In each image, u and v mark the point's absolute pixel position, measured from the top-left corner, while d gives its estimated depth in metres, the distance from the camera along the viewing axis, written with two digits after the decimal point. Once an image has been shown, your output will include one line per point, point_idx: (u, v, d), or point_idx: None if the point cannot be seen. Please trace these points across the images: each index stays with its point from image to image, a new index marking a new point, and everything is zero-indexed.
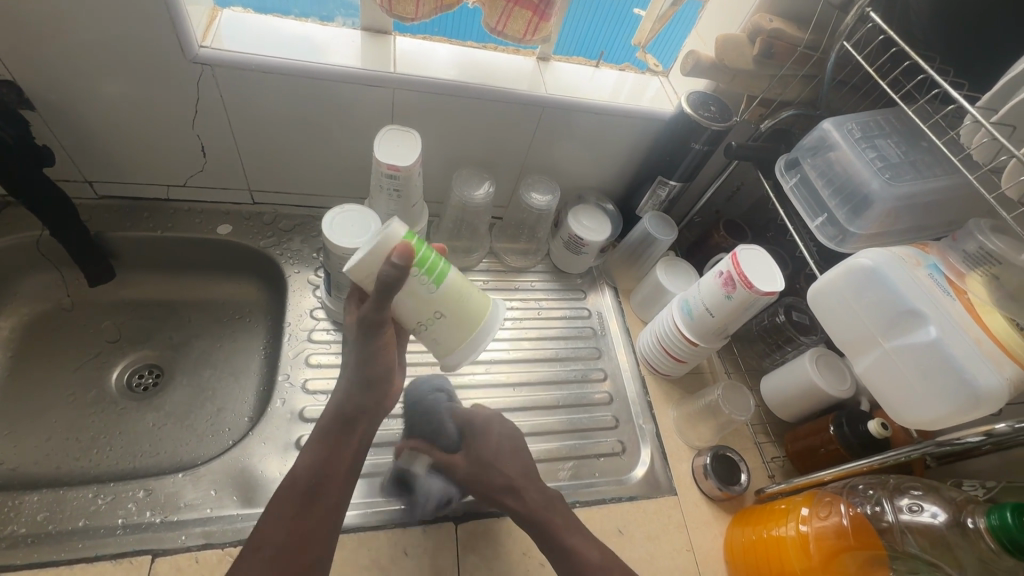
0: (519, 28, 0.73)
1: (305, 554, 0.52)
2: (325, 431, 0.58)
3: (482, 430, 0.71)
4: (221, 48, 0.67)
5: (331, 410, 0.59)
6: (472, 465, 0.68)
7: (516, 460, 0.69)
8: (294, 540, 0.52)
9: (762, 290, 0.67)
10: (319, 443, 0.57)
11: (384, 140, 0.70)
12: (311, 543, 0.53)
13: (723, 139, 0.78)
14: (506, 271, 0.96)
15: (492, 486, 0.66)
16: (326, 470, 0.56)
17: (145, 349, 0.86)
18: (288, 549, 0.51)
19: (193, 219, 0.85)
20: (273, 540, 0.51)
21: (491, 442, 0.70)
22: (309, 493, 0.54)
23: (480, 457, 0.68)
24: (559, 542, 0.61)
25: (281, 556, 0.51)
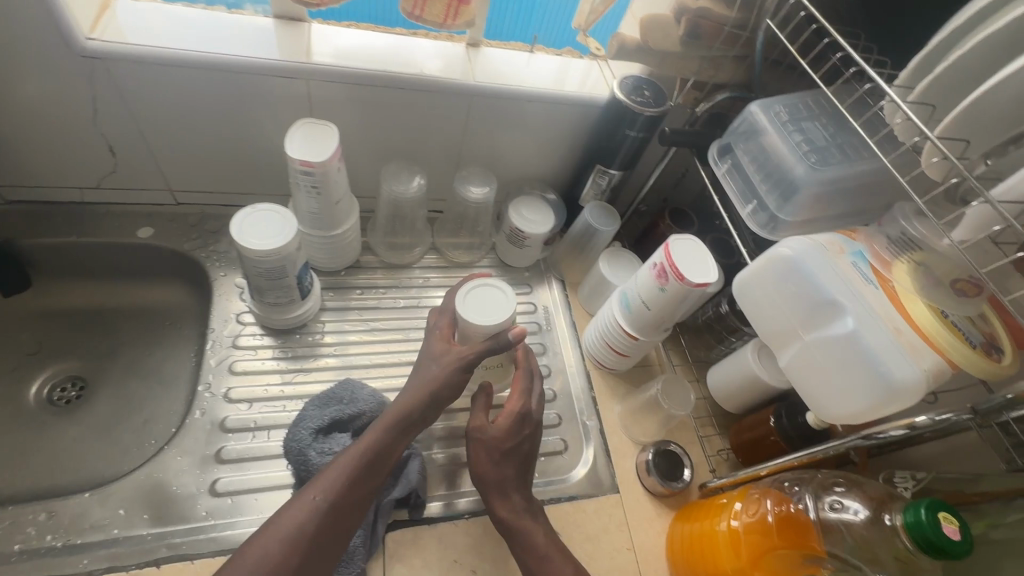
0: (439, 11, 0.69)
1: (344, 522, 0.55)
2: (395, 422, 0.61)
3: (513, 419, 0.68)
4: (111, 39, 0.62)
5: (403, 404, 0.63)
6: (487, 444, 0.67)
7: (517, 463, 0.68)
8: (341, 507, 0.55)
9: (693, 282, 0.65)
10: (387, 429, 0.61)
11: (296, 137, 0.67)
12: (348, 517, 0.56)
13: (659, 125, 0.75)
14: (451, 267, 0.93)
15: (486, 478, 0.66)
16: (383, 453, 0.60)
17: (66, 360, 0.82)
18: (335, 512, 0.54)
19: (111, 223, 0.81)
20: (326, 495, 0.54)
21: (513, 437, 0.68)
22: (368, 468, 0.58)
23: (495, 444, 0.67)
24: (528, 543, 0.63)
25: (327, 517, 0.54)
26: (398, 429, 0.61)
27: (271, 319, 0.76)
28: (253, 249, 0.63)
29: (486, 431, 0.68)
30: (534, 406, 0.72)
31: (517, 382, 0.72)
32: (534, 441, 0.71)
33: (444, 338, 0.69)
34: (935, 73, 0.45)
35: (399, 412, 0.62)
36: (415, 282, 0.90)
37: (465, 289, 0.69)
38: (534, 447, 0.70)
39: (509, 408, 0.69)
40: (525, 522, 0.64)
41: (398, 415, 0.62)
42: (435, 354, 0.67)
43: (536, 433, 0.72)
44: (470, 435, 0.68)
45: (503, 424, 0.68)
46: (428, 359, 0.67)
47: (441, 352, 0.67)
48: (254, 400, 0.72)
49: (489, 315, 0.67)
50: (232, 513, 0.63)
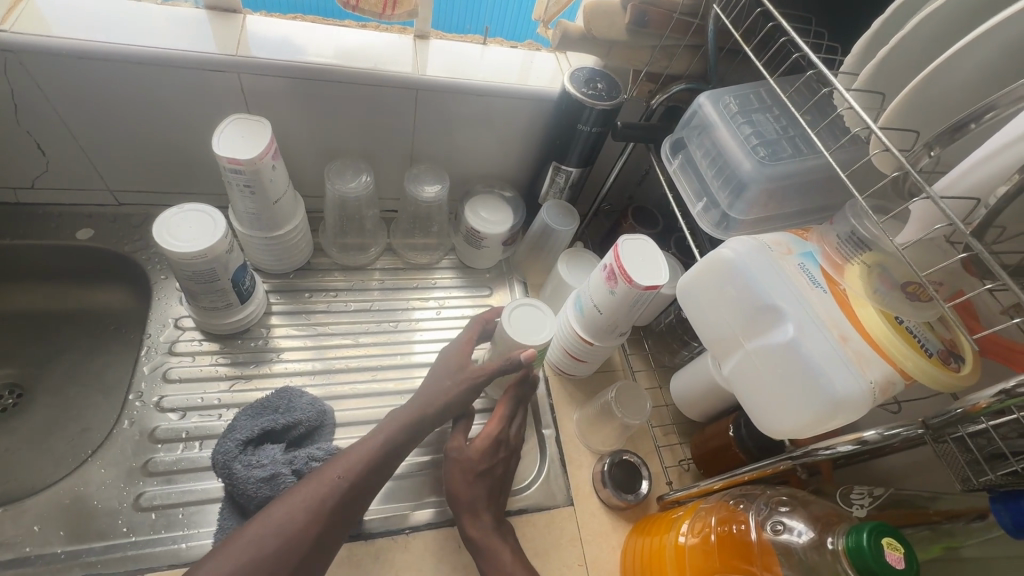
0: (377, 2, 0.69)
1: (359, 502, 0.57)
2: (413, 419, 0.63)
3: (489, 441, 0.67)
4: (24, 31, 0.59)
5: (421, 404, 0.65)
6: (463, 465, 0.65)
7: (490, 485, 0.66)
8: (360, 487, 0.57)
9: (642, 285, 0.61)
10: (405, 427, 0.62)
11: (226, 134, 0.63)
12: (363, 498, 0.58)
13: (614, 119, 0.71)
14: (409, 268, 0.89)
15: (459, 498, 0.64)
16: (398, 450, 0.61)
17: (4, 366, 0.79)
18: (354, 490, 0.57)
19: (47, 224, 0.78)
20: (347, 473, 0.57)
21: (488, 459, 0.66)
22: (386, 455, 0.60)
23: (471, 465, 0.65)
24: (496, 565, 0.60)
25: (346, 494, 0.56)
26: (413, 426, 0.63)
27: (209, 324, 0.73)
28: (178, 250, 0.60)
29: (465, 451, 0.66)
30: (512, 432, 0.70)
31: (499, 407, 0.70)
32: (511, 468, 0.69)
33: (465, 353, 0.70)
34: (877, 58, 0.42)
35: (417, 409, 0.64)
36: (369, 284, 0.86)
37: (513, 302, 0.71)
38: (512, 472, 0.69)
39: (488, 430, 0.68)
40: (494, 543, 0.62)
41: (411, 415, 0.63)
42: (447, 370, 0.69)
43: (513, 461, 0.70)
44: (447, 457, 0.67)
45: (478, 445, 0.66)
46: (444, 369, 0.69)
47: (455, 366, 0.69)
48: (188, 410, 0.69)
49: (513, 329, 0.69)
50: (155, 529, 0.60)
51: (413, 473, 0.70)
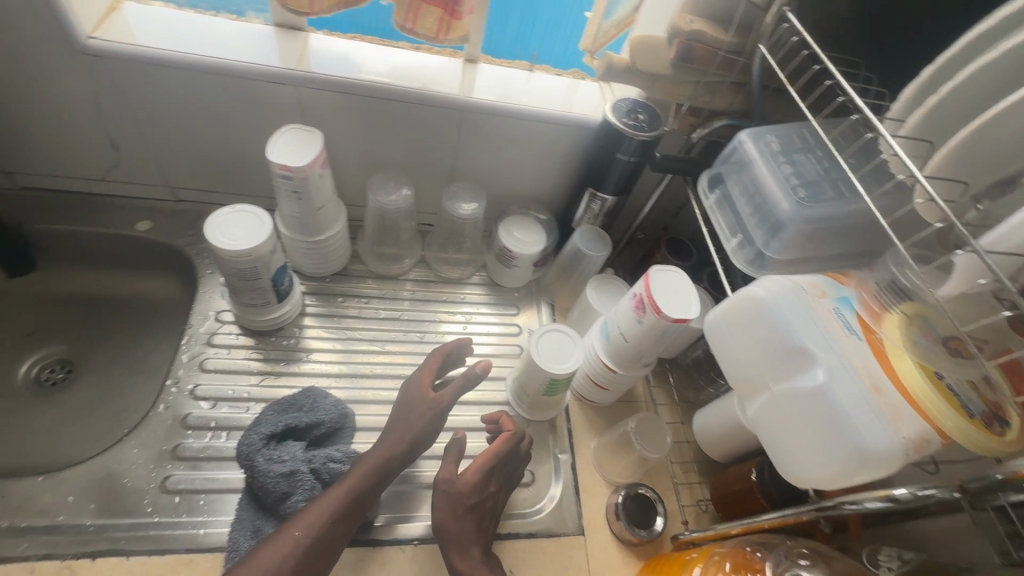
0: (432, 26, 0.69)
1: (326, 556, 0.56)
2: (379, 466, 0.61)
3: (479, 475, 0.65)
4: (112, 39, 0.64)
5: (387, 449, 0.62)
6: (450, 496, 0.64)
7: (476, 519, 0.64)
8: (326, 541, 0.56)
9: (670, 317, 0.61)
10: (370, 474, 0.60)
11: (280, 141, 0.67)
12: (329, 552, 0.56)
13: (653, 150, 0.72)
14: (440, 282, 0.91)
15: (442, 531, 0.62)
16: (364, 499, 0.59)
17: (60, 343, 0.85)
18: (318, 547, 0.55)
19: (111, 215, 0.84)
20: (309, 530, 0.55)
21: (476, 494, 0.64)
22: (352, 506, 0.58)
23: (458, 500, 0.64)
24: None
25: (309, 552, 0.54)
26: (379, 473, 0.61)
27: (248, 319, 0.76)
28: (223, 245, 0.64)
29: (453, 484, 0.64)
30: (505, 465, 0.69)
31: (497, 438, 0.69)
32: (497, 500, 0.68)
33: (424, 386, 0.68)
34: (926, 105, 0.41)
35: (382, 456, 0.62)
36: (400, 293, 0.88)
37: (545, 326, 0.71)
38: (497, 505, 0.67)
39: (479, 463, 0.66)
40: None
41: (377, 460, 0.61)
42: (408, 410, 0.66)
43: (502, 493, 0.68)
44: (436, 487, 0.65)
45: (470, 477, 0.65)
46: (405, 407, 0.66)
47: (414, 403, 0.67)
48: (219, 400, 0.72)
49: (537, 351, 0.69)
50: (178, 512, 0.63)
51: (427, 484, 0.70)
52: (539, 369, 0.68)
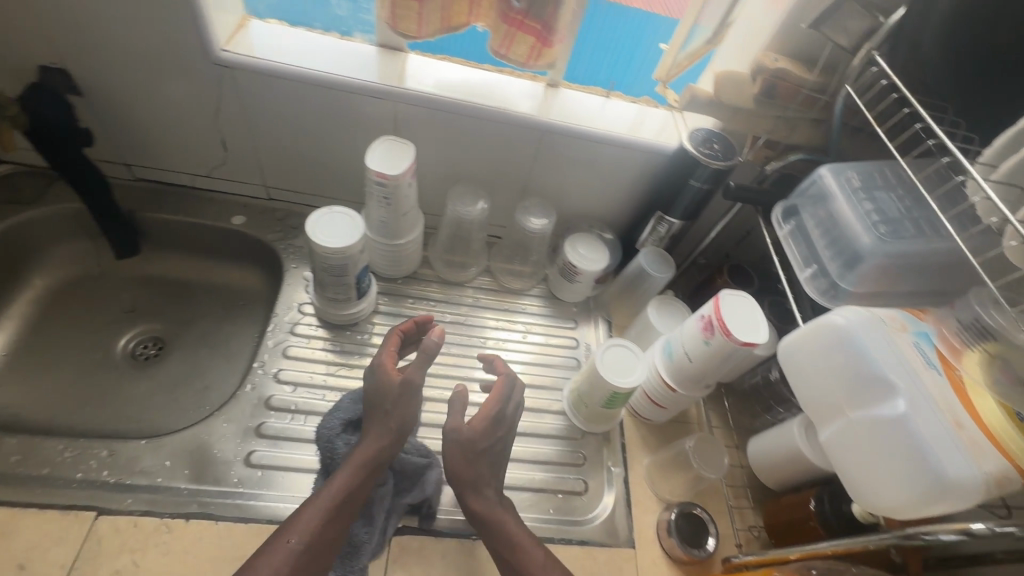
0: (523, 52, 0.73)
1: (320, 559, 0.56)
2: (366, 462, 0.62)
3: (487, 421, 0.68)
4: (241, 52, 0.71)
5: (373, 445, 0.63)
6: (463, 445, 0.66)
7: (489, 463, 0.68)
8: (319, 544, 0.56)
9: (739, 340, 0.63)
10: (358, 471, 0.61)
11: (377, 150, 0.73)
12: (324, 554, 0.56)
13: (726, 178, 0.74)
14: (502, 292, 0.95)
15: (458, 478, 0.65)
16: (354, 497, 0.60)
17: (153, 322, 0.92)
18: (310, 554, 0.55)
19: (211, 208, 0.91)
20: (302, 536, 0.55)
21: (488, 437, 0.68)
22: (341, 506, 0.58)
23: (471, 445, 0.66)
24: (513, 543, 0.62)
25: (303, 558, 0.54)
26: (367, 469, 0.62)
27: (328, 313, 0.82)
28: (323, 244, 0.69)
29: (462, 432, 0.66)
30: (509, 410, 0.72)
31: (496, 387, 0.72)
32: (505, 444, 0.71)
33: (390, 369, 0.66)
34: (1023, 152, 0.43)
35: (368, 453, 0.62)
36: (463, 299, 0.93)
37: (610, 340, 0.74)
38: (505, 447, 0.71)
39: (487, 409, 0.69)
40: (500, 515, 0.64)
41: (365, 456, 0.62)
42: (384, 401, 0.65)
43: (508, 438, 0.72)
44: (446, 436, 0.66)
45: (478, 425, 0.67)
46: (379, 399, 0.65)
47: (390, 390, 0.65)
48: (299, 385, 0.77)
49: (602, 363, 0.72)
50: (260, 485, 0.67)
51: None
52: (604, 381, 0.71)
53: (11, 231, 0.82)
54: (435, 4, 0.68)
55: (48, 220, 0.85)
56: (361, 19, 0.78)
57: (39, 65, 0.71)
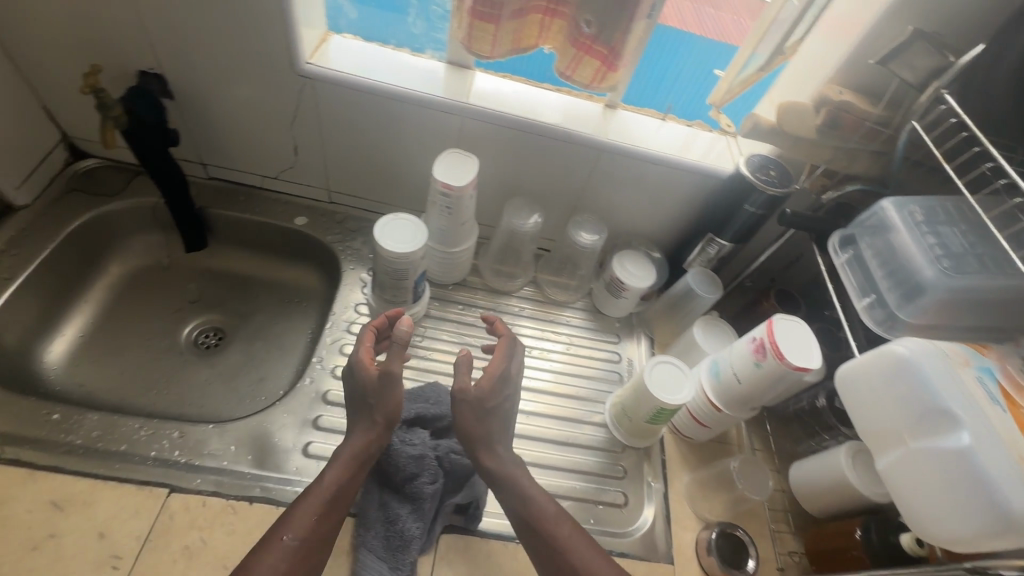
0: (588, 75, 0.76)
1: (317, 553, 0.59)
2: (356, 458, 0.64)
3: (495, 379, 0.69)
4: (323, 65, 0.76)
5: (362, 441, 0.65)
6: (471, 404, 0.67)
7: (499, 419, 0.69)
8: (314, 539, 0.59)
9: (793, 364, 0.64)
10: (346, 468, 0.63)
11: (444, 162, 0.76)
12: (321, 547, 0.59)
13: (780, 205, 0.76)
14: (547, 303, 0.98)
15: (472, 436, 0.67)
16: (345, 493, 0.63)
17: (214, 313, 0.97)
18: (306, 549, 0.58)
19: (276, 208, 0.96)
20: (297, 534, 0.58)
21: (496, 395, 0.68)
22: (332, 502, 0.61)
23: (480, 403, 0.67)
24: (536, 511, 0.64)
25: (298, 554, 0.57)
26: (358, 463, 0.64)
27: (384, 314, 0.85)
28: (392, 250, 0.73)
29: (469, 392, 0.66)
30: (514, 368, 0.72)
31: (498, 347, 0.73)
32: (513, 400, 0.72)
33: (368, 366, 0.67)
34: None
35: (356, 450, 0.64)
36: (510, 308, 0.95)
37: (656, 357, 0.75)
38: (513, 401, 0.72)
39: (491, 369, 0.69)
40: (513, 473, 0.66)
41: (355, 451, 0.64)
42: (369, 396, 0.66)
43: (515, 393, 0.73)
44: (454, 398, 0.66)
45: (486, 383, 0.68)
46: (363, 395, 0.67)
47: (372, 385, 0.66)
48: None
49: (650, 381, 0.73)
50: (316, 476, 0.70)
51: None
52: (652, 398, 0.73)
53: (96, 220, 0.88)
54: (510, 28, 0.71)
55: (128, 212, 0.91)
56: (434, 37, 0.81)
57: (139, 69, 0.77)
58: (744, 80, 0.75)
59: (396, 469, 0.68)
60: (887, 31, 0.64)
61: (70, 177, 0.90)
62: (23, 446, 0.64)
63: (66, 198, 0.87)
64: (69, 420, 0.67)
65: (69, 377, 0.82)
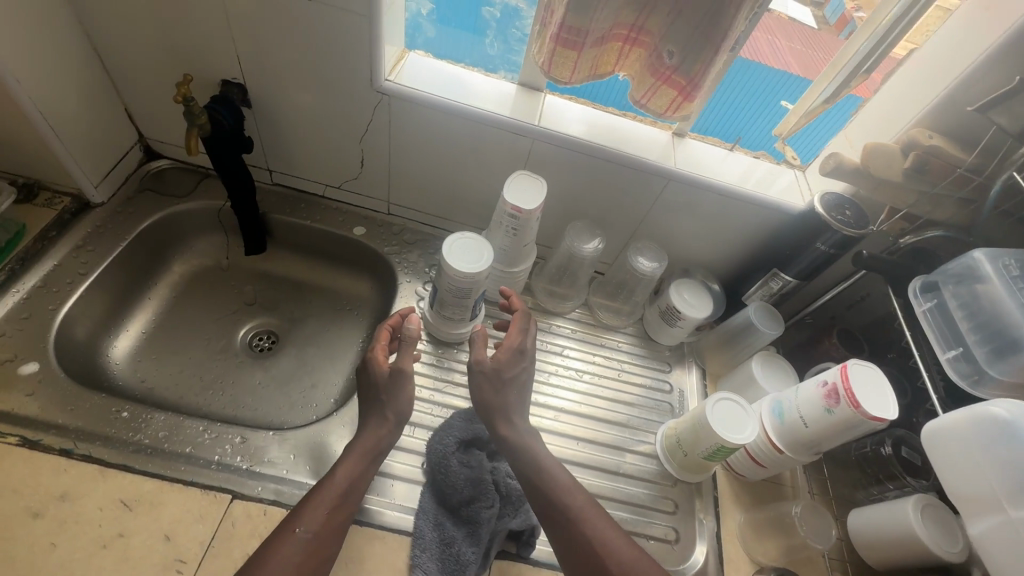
0: (663, 104, 0.75)
1: (330, 547, 0.58)
2: (369, 451, 0.65)
3: (511, 352, 0.72)
4: (401, 83, 0.77)
5: (376, 435, 0.66)
6: (487, 375, 0.71)
7: (517, 389, 0.72)
8: (326, 531, 0.58)
9: (869, 413, 0.62)
10: (358, 463, 0.64)
11: (514, 183, 0.77)
12: (334, 541, 0.58)
13: (854, 245, 0.75)
14: (596, 326, 0.97)
15: (491, 406, 0.70)
16: (356, 487, 0.63)
17: (269, 316, 0.98)
18: (319, 541, 0.57)
19: (336, 217, 0.98)
20: (310, 526, 0.57)
21: (513, 366, 0.72)
22: (344, 496, 0.61)
23: (495, 374, 0.71)
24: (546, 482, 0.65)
25: (311, 546, 0.56)
26: (368, 458, 0.65)
27: (439, 329, 0.85)
28: (456, 263, 0.74)
29: (484, 363, 0.70)
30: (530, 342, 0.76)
31: (513, 322, 0.76)
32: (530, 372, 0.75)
33: (380, 363, 0.70)
34: None
35: (369, 445, 0.66)
36: (561, 330, 0.95)
37: (720, 394, 0.73)
38: (528, 373, 0.75)
39: (507, 342, 0.73)
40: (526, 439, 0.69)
41: (370, 446, 0.66)
42: (381, 392, 0.69)
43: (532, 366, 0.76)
44: (472, 370, 0.71)
45: (503, 356, 0.72)
46: (374, 390, 0.69)
47: (384, 382, 0.69)
48: None
49: (713, 417, 0.72)
50: (372, 491, 0.70)
51: None
52: (714, 435, 0.71)
53: (165, 220, 0.91)
54: (591, 55, 0.71)
55: (195, 213, 0.93)
56: (509, 59, 0.83)
57: (223, 79, 0.80)
58: (813, 111, 0.79)
59: (453, 490, 0.68)
60: (985, 78, 0.62)
61: (143, 177, 0.92)
62: (95, 443, 0.65)
63: (139, 197, 0.90)
64: (137, 419, 0.69)
65: (131, 372, 0.84)
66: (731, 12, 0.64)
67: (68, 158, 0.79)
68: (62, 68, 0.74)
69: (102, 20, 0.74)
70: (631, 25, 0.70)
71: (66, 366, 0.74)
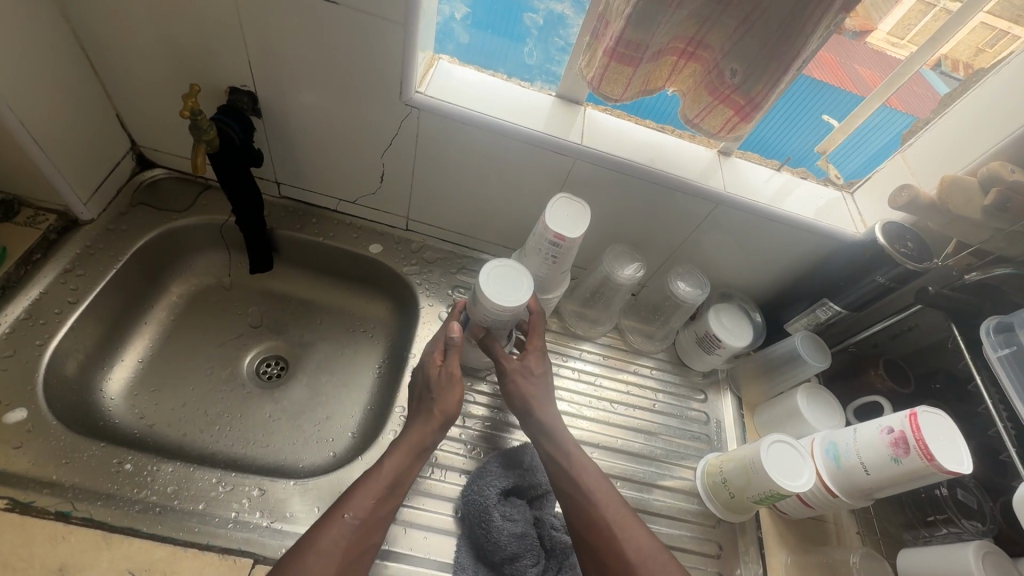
0: (716, 123, 0.69)
1: (375, 535, 0.57)
2: (417, 445, 0.63)
3: (539, 352, 0.73)
4: (432, 95, 0.70)
5: (419, 433, 0.64)
6: (520, 371, 0.71)
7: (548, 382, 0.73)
8: (373, 520, 0.57)
9: (943, 467, 0.58)
10: (404, 455, 0.62)
11: (558, 209, 0.70)
12: (379, 529, 0.57)
13: (913, 279, 0.71)
14: (626, 351, 0.92)
15: (526, 397, 0.70)
16: (405, 480, 0.61)
17: (276, 340, 0.90)
18: (365, 529, 0.56)
19: (350, 234, 0.90)
20: (359, 513, 0.56)
21: (541, 364, 0.73)
22: (392, 487, 0.59)
23: (527, 371, 0.71)
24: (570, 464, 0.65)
25: (357, 533, 0.55)
26: (413, 454, 0.63)
27: (468, 360, 0.79)
28: (490, 292, 0.67)
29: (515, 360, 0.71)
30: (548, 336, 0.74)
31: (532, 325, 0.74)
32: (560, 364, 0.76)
33: (434, 362, 0.69)
34: None
35: (411, 442, 0.63)
36: (591, 357, 0.90)
37: (772, 437, 0.69)
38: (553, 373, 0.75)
39: (532, 344, 0.73)
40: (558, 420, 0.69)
41: (411, 443, 0.63)
42: (430, 388, 0.67)
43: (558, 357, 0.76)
44: (501, 370, 0.72)
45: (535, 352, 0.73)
46: (423, 388, 0.68)
47: (436, 380, 0.67)
48: None
49: (769, 463, 0.67)
50: (403, 545, 0.64)
51: None
52: (768, 479, 0.67)
53: (162, 237, 0.82)
54: (645, 71, 0.65)
55: (195, 229, 0.85)
56: (547, 69, 0.77)
57: (230, 86, 0.72)
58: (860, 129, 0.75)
59: (494, 548, 0.63)
60: None
61: (136, 189, 0.84)
62: (95, 502, 0.59)
63: (133, 212, 0.82)
64: (143, 472, 0.62)
65: (128, 409, 0.76)
66: (805, 31, 0.57)
67: (55, 173, 0.70)
68: (47, 74, 0.65)
69: (91, 21, 0.65)
70: (688, 38, 0.63)
71: (58, 408, 0.67)
